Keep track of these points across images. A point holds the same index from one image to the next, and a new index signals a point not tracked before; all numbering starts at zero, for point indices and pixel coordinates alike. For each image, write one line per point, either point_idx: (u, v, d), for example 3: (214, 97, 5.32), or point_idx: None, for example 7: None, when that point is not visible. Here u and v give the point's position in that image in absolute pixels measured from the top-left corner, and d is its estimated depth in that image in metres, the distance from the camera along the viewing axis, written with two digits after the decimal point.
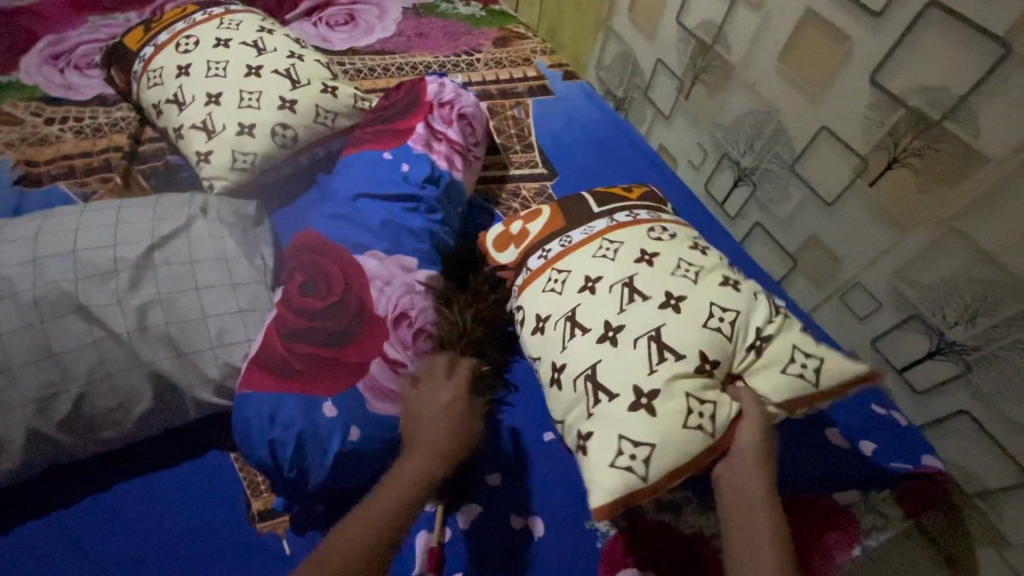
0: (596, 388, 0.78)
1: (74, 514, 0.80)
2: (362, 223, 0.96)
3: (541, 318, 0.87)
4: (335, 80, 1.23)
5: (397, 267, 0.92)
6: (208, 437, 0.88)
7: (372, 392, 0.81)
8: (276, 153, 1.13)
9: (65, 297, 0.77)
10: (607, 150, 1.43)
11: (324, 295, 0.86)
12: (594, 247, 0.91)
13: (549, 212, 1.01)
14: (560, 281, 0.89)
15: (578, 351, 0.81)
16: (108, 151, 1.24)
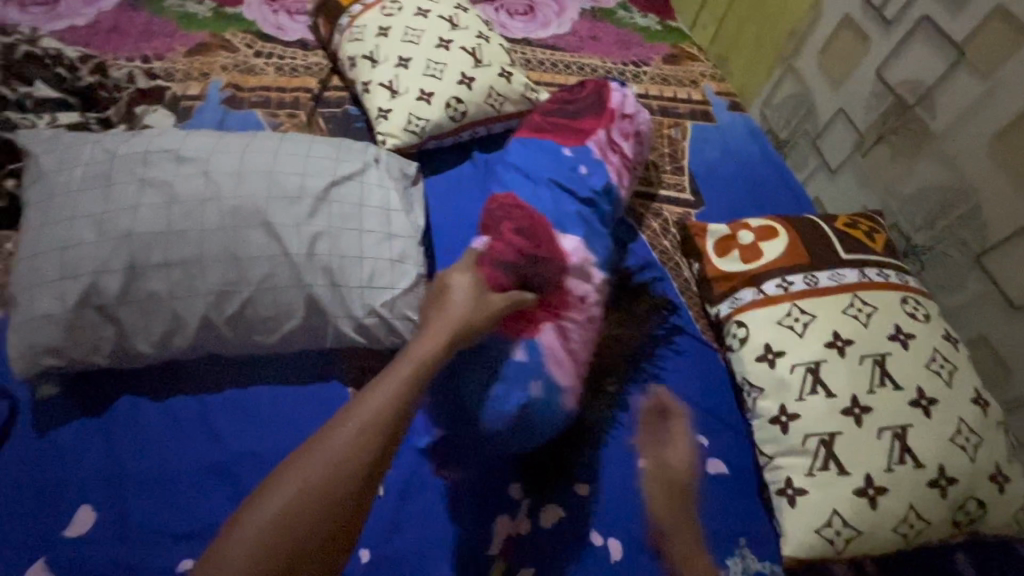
0: (827, 456, 0.79)
1: (214, 401, 0.88)
2: (543, 213, 0.98)
3: (773, 350, 0.89)
4: (513, 67, 1.27)
5: (583, 257, 0.96)
6: (333, 367, 0.94)
7: (553, 360, 0.84)
8: (446, 124, 1.19)
9: (257, 210, 0.86)
10: (760, 189, 1.36)
11: (528, 251, 0.89)
12: (845, 300, 0.91)
13: (789, 237, 1.02)
14: (802, 321, 0.90)
15: (814, 411, 0.82)
16: (299, 91, 1.36)
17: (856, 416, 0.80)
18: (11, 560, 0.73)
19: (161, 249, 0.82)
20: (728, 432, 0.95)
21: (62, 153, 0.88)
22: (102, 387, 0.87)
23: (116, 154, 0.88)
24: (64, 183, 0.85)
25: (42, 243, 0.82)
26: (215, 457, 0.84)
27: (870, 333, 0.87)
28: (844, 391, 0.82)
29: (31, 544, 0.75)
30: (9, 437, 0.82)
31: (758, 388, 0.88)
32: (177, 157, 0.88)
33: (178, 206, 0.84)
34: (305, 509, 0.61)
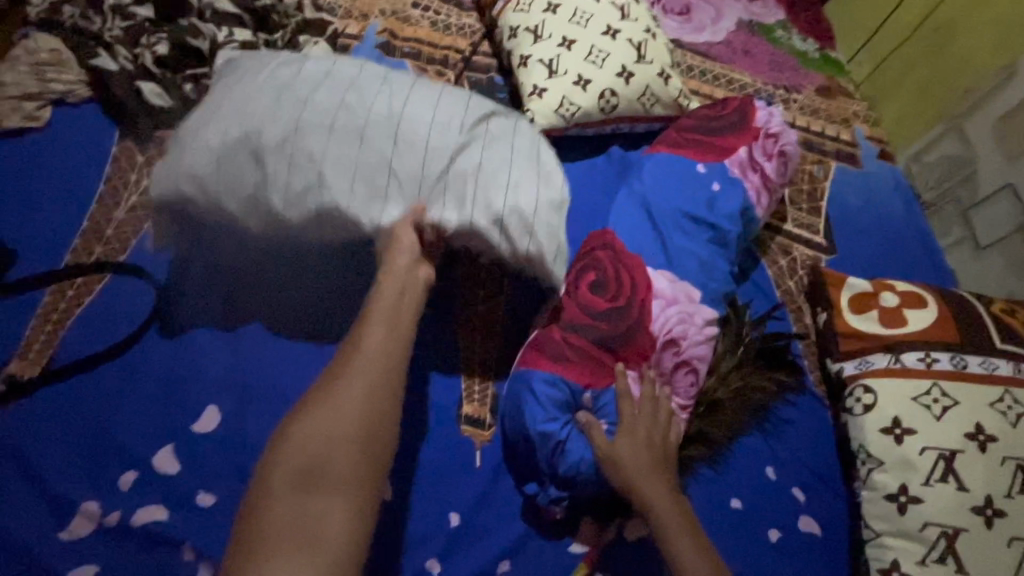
0: (946, 549, 0.76)
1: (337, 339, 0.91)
2: (658, 239, 0.97)
3: (901, 425, 0.84)
4: (672, 69, 1.23)
5: (684, 294, 0.92)
6: (450, 327, 0.93)
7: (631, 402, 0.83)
8: (595, 114, 1.17)
9: (411, 154, 0.85)
10: (896, 248, 1.28)
11: (608, 298, 0.88)
12: (993, 394, 0.85)
13: (938, 312, 0.95)
14: (941, 403, 0.85)
15: (941, 500, 0.78)
16: (450, 50, 1.36)
17: (988, 517, 0.77)
18: (144, 437, 0.79)
19: (319, 149, 0.83)
20: (825, 493, 0.91)
21: (249, 59, 0.92)
22: (243, 302, 0.91)
23: (295, 66, 0.89)
24: (242, 83, 0.87)
25: (210, 134, 0.84)
26: None
27: (1015, 436, 0.82)
28: (978, 487, 0.79)
29: (159, 432, 0.80)
30: (158, 324, 0.87)
31: (876, 460, 0.84)
32: (349, 84, 0.88)
33: (339, 129, 0.84)
34: (335, 453, 0.58)
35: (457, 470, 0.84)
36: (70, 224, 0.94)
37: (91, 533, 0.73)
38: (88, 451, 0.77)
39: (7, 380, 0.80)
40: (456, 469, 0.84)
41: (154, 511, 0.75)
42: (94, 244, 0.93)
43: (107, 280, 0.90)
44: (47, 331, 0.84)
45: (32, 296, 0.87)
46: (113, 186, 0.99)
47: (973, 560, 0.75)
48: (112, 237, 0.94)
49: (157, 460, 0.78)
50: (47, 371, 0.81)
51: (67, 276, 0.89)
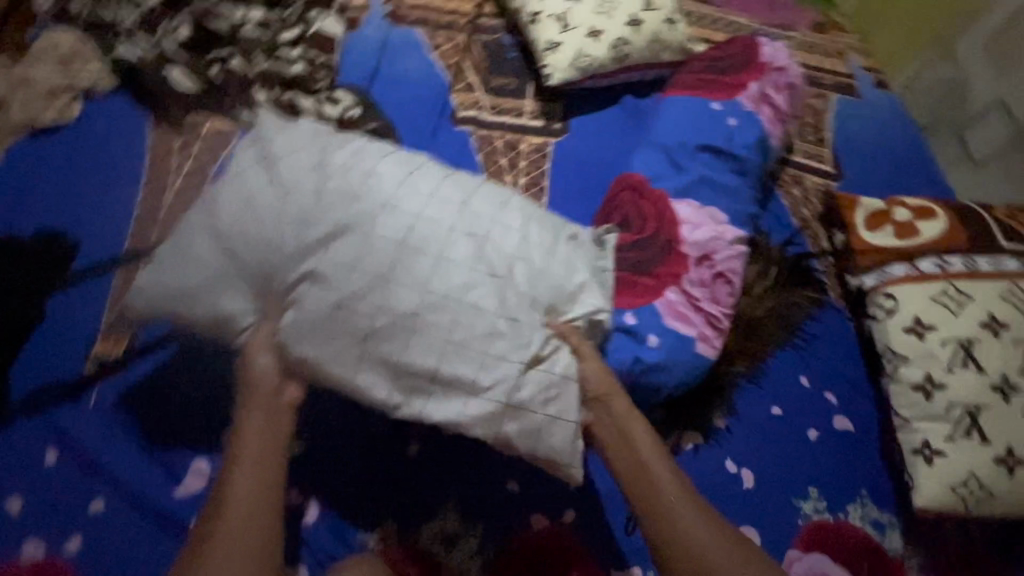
0: (970, 425, 0.85)
1: None
2: (685, 175, 1.03)
3: (923, 323, 0.93)
4: (678, 15, 1.27)
5: (709, 217, 0.99)
6: None
7: (671, 313, 0.90)
8: (609, 64, 1.21)
9: (445, 296, 0.72)
10: (899, 169, 1.35)
11: (638, 229, 0.97)
12: (1002, 287, 0.94)
13: (947, 219, 1.03)
14: (957, 300, 0.93)
15: (962, 384, 0.87)
16: (456, 14, 1.37)
17: (1004, 393, 0.86)
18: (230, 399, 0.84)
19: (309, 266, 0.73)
20: (853, 392, 1.00)
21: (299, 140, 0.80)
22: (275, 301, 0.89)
23: (401, 159, 0.80)
24: (342, 153, 0.79)
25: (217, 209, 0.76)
26: None
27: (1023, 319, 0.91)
28: (994, 368, 0.87)
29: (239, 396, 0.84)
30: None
31: (902, 356, 0.92)
32: (435, 205, 0.77)
33: (389, 246, 0.73)
34: None
35: None
36: (122, 212, 0.98)
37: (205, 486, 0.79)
38: (183, 414, 0.83)
39: (97, 361, 0.85)
40: None
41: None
42: (151, 229, 0.97)
43: None
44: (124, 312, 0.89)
45: (101, 281, 0.91)
46: (156, 172, 1.02)
47: (995, 431, 0.84)
48: (165, 220, 0.98)
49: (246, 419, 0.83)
50: (131, 349, 0.86)
51: (131, 261, 0.93)
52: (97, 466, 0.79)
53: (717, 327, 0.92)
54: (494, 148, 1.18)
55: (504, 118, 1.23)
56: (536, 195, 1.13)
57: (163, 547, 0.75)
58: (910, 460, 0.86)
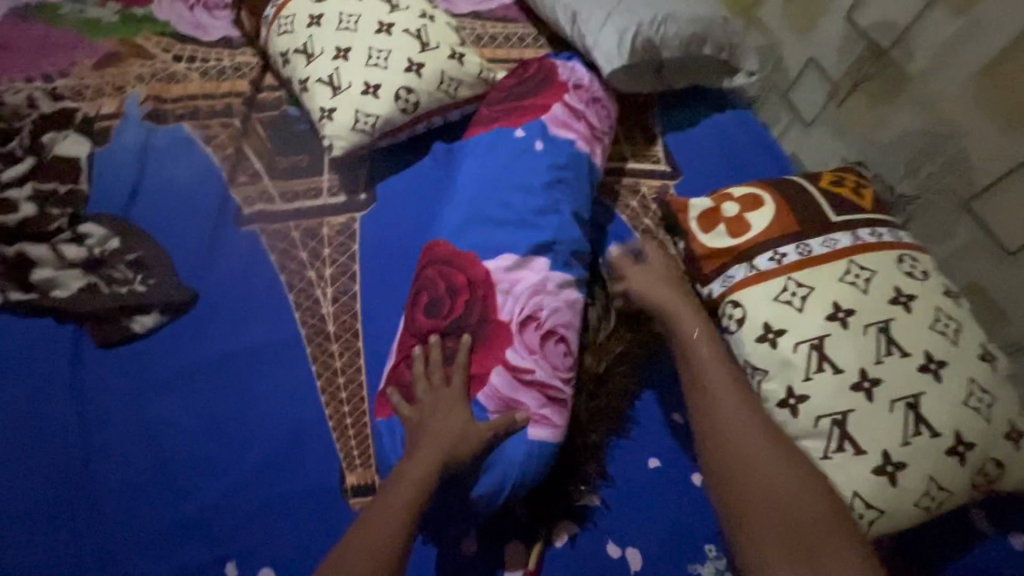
0: (841, 436, 0.76)
1: (168, 428, 0.83)
2: (494, 226, 0.92)
3: (773, 329, 0.84)
4: (464, 47, 1.17)
5: (527, 268, 0.88)
6: (294, 374, 0.89)
7: (495, 402, 0.77)
8: (398, 118, 1.09)
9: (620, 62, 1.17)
10: (732, 149, 1.30)
11: (446, 311, 0.84)
12: (842, 267, 0.86)
13: (776, 204, 0.95)
14: (799, 294, 0.85)
15: (823, 392, 0.78)
16: (230, 96, 1.21)
17: (867, 391, 0.77)
18: None
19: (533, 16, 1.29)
20: None
21: None
22: (33, 459, 0.79)
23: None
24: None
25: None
26: (175, 456, 0.81)
27: (874, 300, 0.83)
28: (851, 364, 0.78)
29: None
30: None
31: (761, 369, 0.84)
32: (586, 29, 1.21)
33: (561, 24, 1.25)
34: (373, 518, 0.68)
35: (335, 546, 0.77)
36: None
37: None
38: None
39: None
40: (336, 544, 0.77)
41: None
42: None
43: None
44: None
45: None
46: None
47: (867, 437, 0.75)
48: None
49: None
50: None
51: None
52: None
53: (555, 400, 0.79)
54: (290, 242, 1.02)
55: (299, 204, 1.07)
56: (344, 286, 0.98)
57: None
58: None
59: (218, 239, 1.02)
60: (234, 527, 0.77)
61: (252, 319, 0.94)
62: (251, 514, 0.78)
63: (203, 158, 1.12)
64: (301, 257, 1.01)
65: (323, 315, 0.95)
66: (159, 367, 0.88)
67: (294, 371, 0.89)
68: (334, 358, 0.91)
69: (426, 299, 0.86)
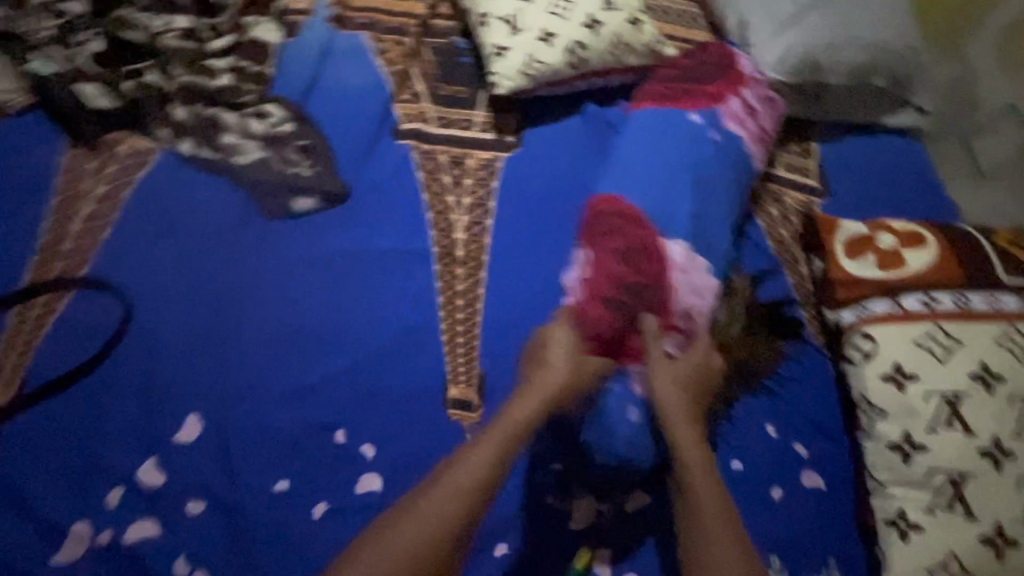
0: (954, 496, 0.74)
1: (302, 301, 0.91)
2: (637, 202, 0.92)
3: (903, 371, 0.82)
4: (644, 14, 1.15)
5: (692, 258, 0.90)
6: (418, 284, 0.95)
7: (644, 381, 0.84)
8: (564, 71, 1.10)
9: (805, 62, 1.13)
10: (892, 181, 1.21)
11: (615, 283, 0.86)
12: (1000, 330, 0.83)
13: (937, 249, 0.91)
14: (944, 346, 0.82)
15: (948, 449, 0.76)
16: (407, 16, 1.26)
17: (996, 459, 0.75)
18: (124, 447, 0.78)
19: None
20: (825, 441, 0.89)
21: None
22: (191, 296, 0.89)
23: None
24: None
25: None
26: (303, 327, 0.89)
27: (1023, 371, 0.81)
28: (986, 429, 0.77)
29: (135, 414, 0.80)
30: (142, 323, 0.87)
31: (878, 408, 0.81)
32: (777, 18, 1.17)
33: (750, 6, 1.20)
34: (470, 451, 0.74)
35: (428, 447, 0.83)
36: (23, 242, 0.92)
37: (85, 553, 0.72)
38: (87, 462, 0.77)
39: None
40: (429, 446, 0.83)
41: (156, 478, 0.77)
42: (54, 260, 0.91)
43: (71, 296, 0.88)
44: (14, 357, 0.83)
45: None
46: (65, 198, 0.96)
47: (982, 506, 0.74)
48: (70, 251, 0.92)
49: (182, 430, 0.80)
50: (17, 397, 0.80)
51: (30, 299, 0.87)
52: None
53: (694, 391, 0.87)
54: (437, 166, 1.07)
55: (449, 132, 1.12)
56: (478, 218, 1.03)
57: None
58: (882, 531, 0.76)
59: (374, 146, 1.09)
60: (343, 405, 0.84)
61: (391, 225, 1.00)
62: (359, 398, 0.85)
63: (374, 69, 1.18)
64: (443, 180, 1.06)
65: (454, 240, 1.00)
66: (304, 246, 0.95)
67: (419, 282, 0.95)
68: (456, 280, 0.96)
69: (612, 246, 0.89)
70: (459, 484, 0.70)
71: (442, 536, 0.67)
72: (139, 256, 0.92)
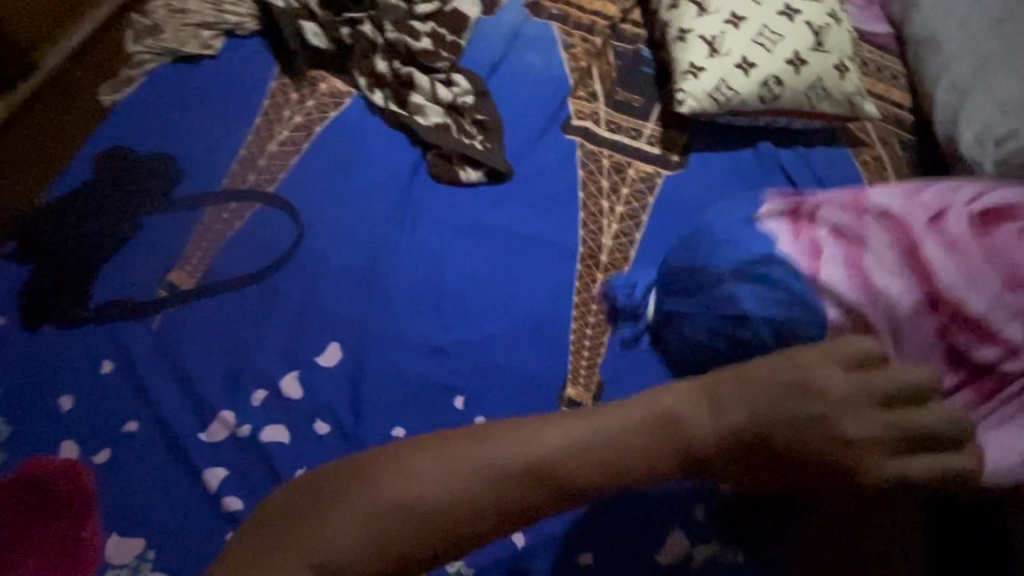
0: None
1: (449, 265, 0.95)
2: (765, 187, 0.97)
3: None
4: (852, 62, 1.09)
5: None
6: (559, 279, 0.96)
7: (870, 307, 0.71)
8: (751, 102, 1.06)
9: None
10: None
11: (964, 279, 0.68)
12: None
13: None
14: None
15: None
16: (599, 15, 1.27)
17: None
18: (273, 354, 0.85)
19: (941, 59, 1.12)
20: None
21: None
22: (355, 233, 0.96)
23: None
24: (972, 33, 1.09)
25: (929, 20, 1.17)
26: (444, 290, 0.93)
27: None
28: None
29: (289, 327, 0.88)
30: (310, 247, 0.95)
31: None
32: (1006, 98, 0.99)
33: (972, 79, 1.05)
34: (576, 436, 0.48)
35: None
36: (227, 149, 1.03)
37: (224, 437, 0.79)
38: (240, 358, 0.85)
39: (167, 286, 0.89)
40: None
41: (295, 392, 0.83)
42: (248, 172, 1.01)
43: (255, 208, 0.98)
44: (203, 248, 0.93)
45: (192, 215, 0.96)
46: (268, 120, 1.06)
47: None
48: (263, 168, 1.02)
49: (325, 352, 0.87)
50: (198, 285, 0.90)
51: (223, 201, 0.98)
52: (126, 380, 0.82)
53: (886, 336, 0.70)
54: (598, 167, 1.07)
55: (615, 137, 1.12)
56: (628, 228, 1.02)
57: (167, 486, 0.76)
58: None
59: (542, 134, 1.11)
60: (467, 373, 0.87)
61: (543, 214, 1.02)
62: (484, 370, 0.88)
63: (557, 61, 1.20)
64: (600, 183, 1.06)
65: (600, 245, 1.00)
66: (459, 214, 1.00)
67: (559, 276, 0.96)
68: (594, 285, 0.96)
69: (1005, 246, 0.69)
70: (588, 449, 0.47)
71: (520, 501, 0.46)
72: (319, 186, 1.01)
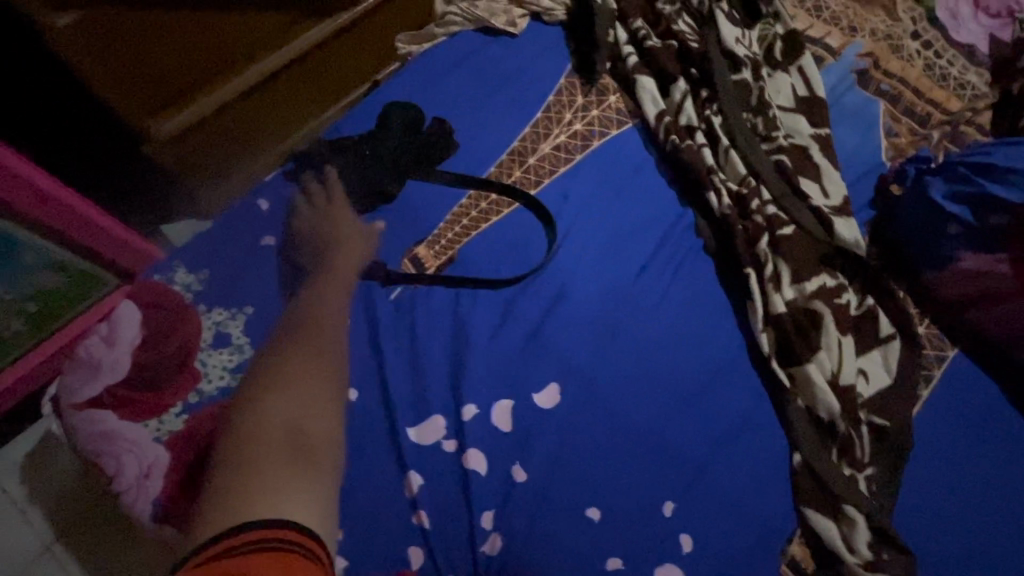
0: None
1: (696, 347, 0.84)
2: None
3: None
4: None
5: None
6: (817, 410, 0.80)
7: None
8: None
9: None
10: None
11: None
12: None
13: None
14: None
15: None
16: (934, 110, 1.07)
17: None
18: (492, 370, 0.80)
19: None
20: None
21: None
22: (606, 272, 0.88)
23: None
24: None
25: None
26: (685, 371, 0.83)
27: None
28: None
29: (514, 347, 0.82)
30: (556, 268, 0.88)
31: None
32: None
33: None
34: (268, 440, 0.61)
35: None
36: (501, 136, 0.99)
37: (432, 443, 0.76)
38: (460, 362, 0.80)
39: (413, 260, 0.87)
40: None
41: (505, 422, 0.78)
42: (515, 167, 0.96)
43: (512, 207, 0.92)
44: (454, 232, 0.90)
45: (454, 194, 0.93)
46: (548, 118, 1.00)
47: None
48: (530, 167, 0.96)
49: (544, 389, 0.80)
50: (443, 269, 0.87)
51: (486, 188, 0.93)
52: (355, 343, 0.81)
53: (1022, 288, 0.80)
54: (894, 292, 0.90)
55: (934, 212, 0.86)
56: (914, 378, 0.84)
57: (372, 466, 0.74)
58: None
59: (818, 179, 0.96)
60: (684, 476, 0.77)
61: None
62: (704, 480, 0.77)
63: (875, 150, 1.02)
64: (866, 295, 0.89)
65: (875, 387, 0.83)
66: (718, 289, 0.88)
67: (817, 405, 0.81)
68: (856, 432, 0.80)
69: None
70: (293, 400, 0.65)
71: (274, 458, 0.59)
72: (581, 206, 0.93)
